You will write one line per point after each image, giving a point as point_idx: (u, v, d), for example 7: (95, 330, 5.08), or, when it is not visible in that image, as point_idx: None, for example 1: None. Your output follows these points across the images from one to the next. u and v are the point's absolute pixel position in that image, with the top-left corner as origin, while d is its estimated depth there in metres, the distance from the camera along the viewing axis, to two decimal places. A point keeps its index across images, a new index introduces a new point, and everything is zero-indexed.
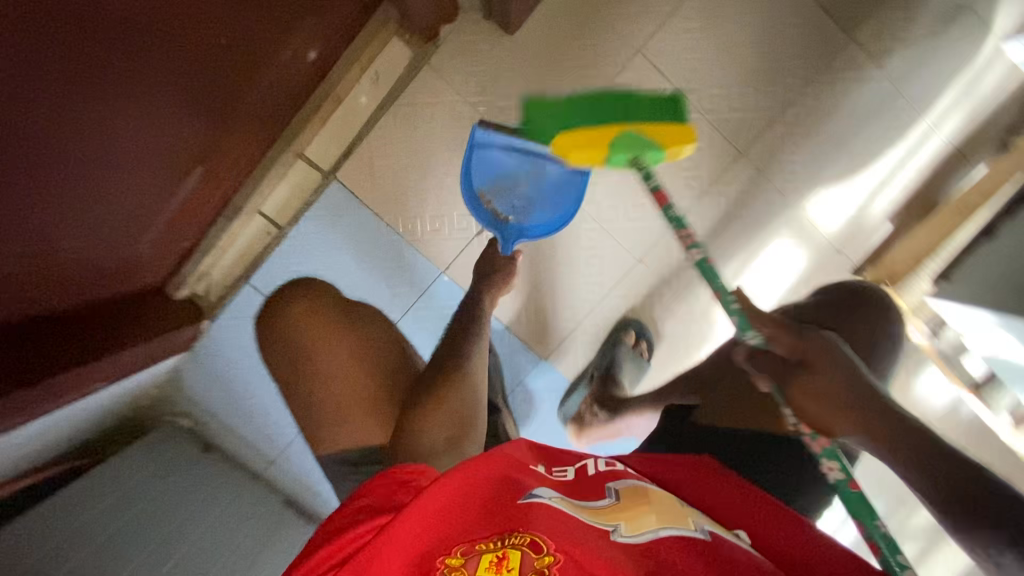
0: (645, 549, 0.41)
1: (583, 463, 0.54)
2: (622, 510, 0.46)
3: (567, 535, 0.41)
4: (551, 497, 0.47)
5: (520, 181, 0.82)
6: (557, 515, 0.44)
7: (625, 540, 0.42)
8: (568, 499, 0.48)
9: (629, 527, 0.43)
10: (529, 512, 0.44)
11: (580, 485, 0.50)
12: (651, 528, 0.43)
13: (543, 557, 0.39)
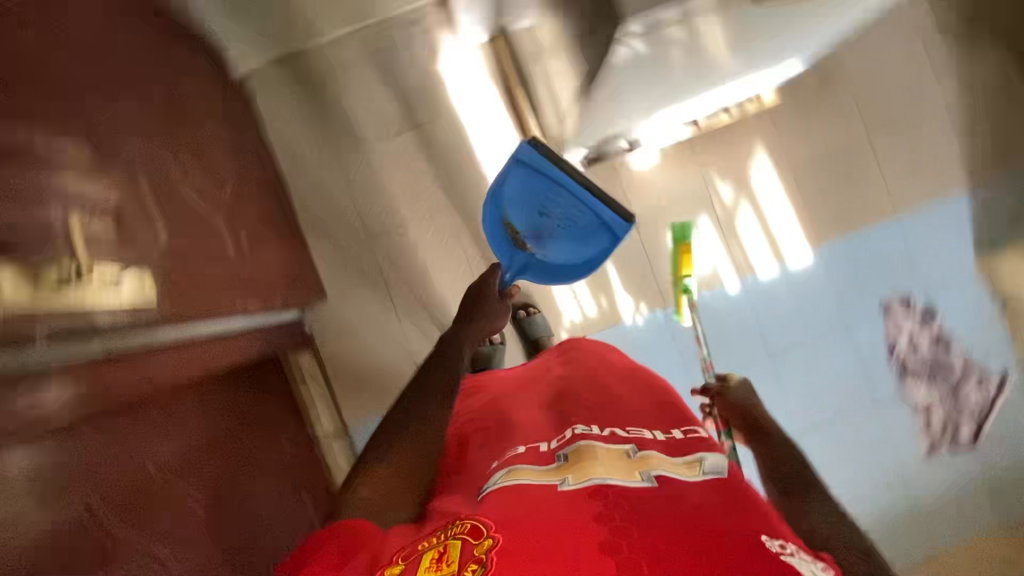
0: (584, 494, 0.67)
1: (537, 444, 0.84)
2: (571, 468, 0.75)
3: (515, 523, 0.63)
4: (500, 478, 0.77)
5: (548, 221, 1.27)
6: (511, 492, 0.71)
7: (569, 488, 0.70)
8: (523, 470, 0.77)
9: (573, 477, 0.72)
10: (485, 510, 0.68)
11: (537, 458, 0.80)
12: (594, 477, 0.71)
13: (485, 540, 0.61)
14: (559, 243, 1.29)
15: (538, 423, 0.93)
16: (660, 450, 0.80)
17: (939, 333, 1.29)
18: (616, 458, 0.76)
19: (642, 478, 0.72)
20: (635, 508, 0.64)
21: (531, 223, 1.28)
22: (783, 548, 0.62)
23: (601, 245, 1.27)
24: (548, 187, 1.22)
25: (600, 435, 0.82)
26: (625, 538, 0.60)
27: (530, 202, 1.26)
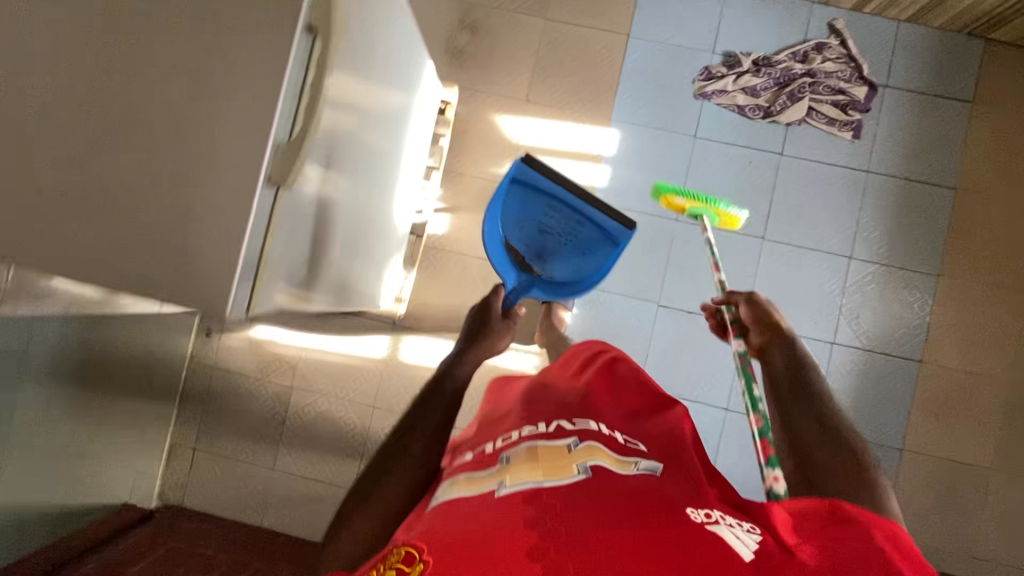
0: (517, 501, 0.52)
1: (485, 447, 0.66)
2: (511, 468, 0.58)
3: (453, 542, 0.48)
4: (444, 493, 0.60)
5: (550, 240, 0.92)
6: (454, 507, 0.55)
7: (506, 491, 0.54)
8: (465, 478, 0.61)
9: (506, 479, 0.56)
10: (420, 530, 0.53)
11: (481, 461, 0.63)
12: (529, 480, 0.56)
13: (417, 566, 0.47)
14: (568, 262, 0.94)
15: (506, 420, 0.72)
16: (605, 444, 0.62)
17: (755, 65, 1.48)
18: (552, 454, 0.59)
19: (577, 473, 0.57)
20: (571, 510, 0.51)
21: (528, 241, 0.92)
22: (710, 516, 0.52)
23: (602, 262, 0.92)
24: (533, 197, 0.89)
25: (545, 430, 0.65)
26: (553, 541, 0.47)
27: (526, 214, 0.90)
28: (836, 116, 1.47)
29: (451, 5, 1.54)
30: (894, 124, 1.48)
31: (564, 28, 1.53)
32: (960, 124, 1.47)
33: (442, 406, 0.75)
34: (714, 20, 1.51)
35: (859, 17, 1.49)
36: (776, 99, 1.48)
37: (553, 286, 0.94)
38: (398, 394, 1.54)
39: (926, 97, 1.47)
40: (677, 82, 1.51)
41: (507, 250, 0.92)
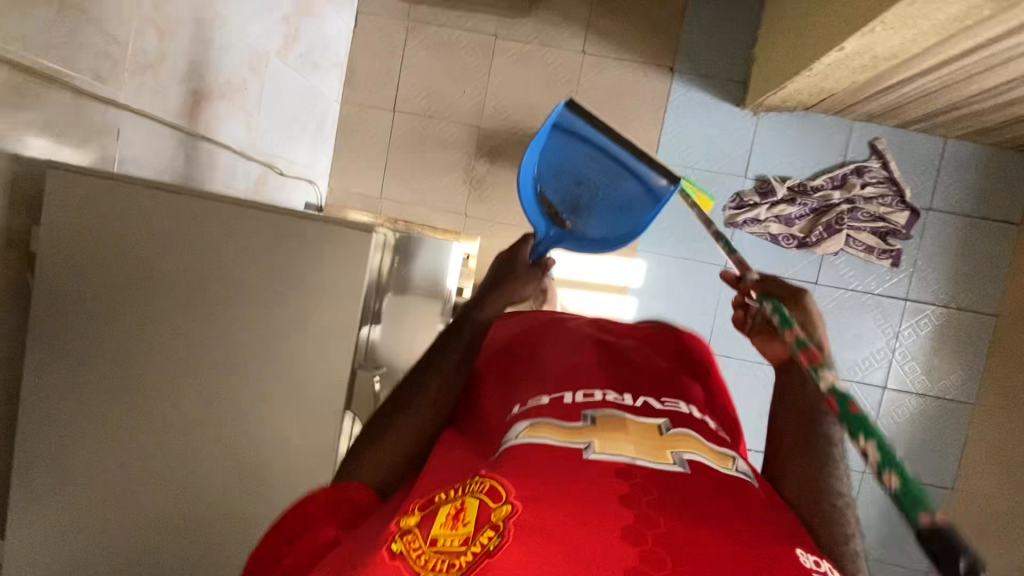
0: (613, 470, 0.44)
1: (563, 394, 0.52)
2: (600, 428, 0.48)
3: (550, 494, 0.42)
4: (518, 432, 0.48)
5: (588, 185, 0.77)
6: (539, 454, 0.45)
7: (596, 456, 0.44)
8: (545, 420, 0.49)
9: (597, 443, 0.46)
10: (505, 459, 0.45)
11: (557, 410, 0.50)
12: (625, 454, 0.45)
13: (503, 503, 0.41)
14: (603, 211, 0.78)
15: (569, 348, 0.59)
16: (699, 430, 0.50)
17: (789, 192, 1.41)
18: (647, 430, 0.48)
19: (674, 462, 0.45)
20: (682, 492, 0.43)
21: (561, 192, 0.76)
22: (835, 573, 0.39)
23: (648, 214, 0.79)
24: (573, 150, 0.79)
25: (638, 402, 0.51)
26: (657, 525, 0.40)
27: (561, 165, 0.78)
28: (874, 244, 1.41)
29: (469, 131, 1.47)
30: (934, 248, 1.42)
31: None
32: (1003, 245, 1.41)
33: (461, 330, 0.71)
34: (746, 142, 1.43)
35: (903, 134, 1.40)
36: (812, 228, 1.41)
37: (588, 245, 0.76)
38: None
39: (969, 219, 1.41)
40: (709, 209, 1.44)
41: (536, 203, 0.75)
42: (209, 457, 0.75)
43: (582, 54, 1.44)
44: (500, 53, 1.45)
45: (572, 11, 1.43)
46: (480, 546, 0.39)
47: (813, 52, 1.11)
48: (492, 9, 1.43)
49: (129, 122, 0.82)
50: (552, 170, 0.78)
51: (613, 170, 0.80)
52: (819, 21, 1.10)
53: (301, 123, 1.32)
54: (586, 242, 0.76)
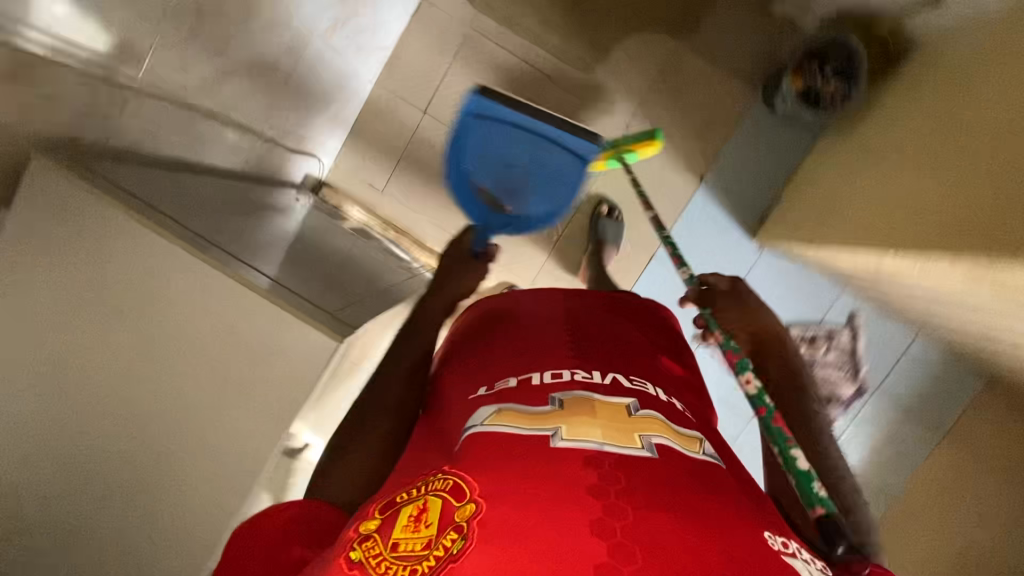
0: (577, 459, 0.53)
1: (530, 376, 0.66)
2: (552, 416, 0.58)
3: (506, 489, 0.50)
4: (486, 421, 0.60)
5: (517, 166, 1.08)
6: (498, 448, 0.55)
7: (563, 445, 0.54)
8: (512, 411, 0.60)
9: (563, 429, 0.56)
10: (468, 461, 0.55)
11: (529, 395, 0.63)
12: (590, 438, 0.55)
13: (467, 503, 0.49)
14: (535, 192, 1.10)
15: (541, 347, 0.72)
16: (665, 415, 0.62)
17: None
18: (615, 415, 0.59)
19: (641, 446, 0.55)
20: (636, 485, 0.51)
21: (501, 180, 1.09)
22: (788, 548, 0.51)
23: (573, 177, 1.09)
24: (502, 138, 1.06)
25: (600, 383, 0.65)
26: (619, 516, 0.47)
27: (489, 157, 1.07)
28: None
29: None
30: (866, 426, 1.50)
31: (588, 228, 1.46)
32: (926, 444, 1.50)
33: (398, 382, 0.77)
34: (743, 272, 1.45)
35: (881, 317, 1.45)
36: None
37: (530, 216, 1.13)
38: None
39: (906, 410, 1.49)
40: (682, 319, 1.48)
41: (480, 197, 1.11)
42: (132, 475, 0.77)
43: (622, 129, 1.41)
44: (545, 97, 1.39)
45: (629, 82, 1.39)
46: (445, 545, 0.47)
47: (839, 236, 1.13)
48: (554, 52, 1.38)
49: (70, 79, 0.77)
50: (484, 160, 1.08)
51: (539, 150, 1.07)
52: (857, 211, 1.10)
53: (288, 93, 1.22)
54: (527, 215, 1.13)
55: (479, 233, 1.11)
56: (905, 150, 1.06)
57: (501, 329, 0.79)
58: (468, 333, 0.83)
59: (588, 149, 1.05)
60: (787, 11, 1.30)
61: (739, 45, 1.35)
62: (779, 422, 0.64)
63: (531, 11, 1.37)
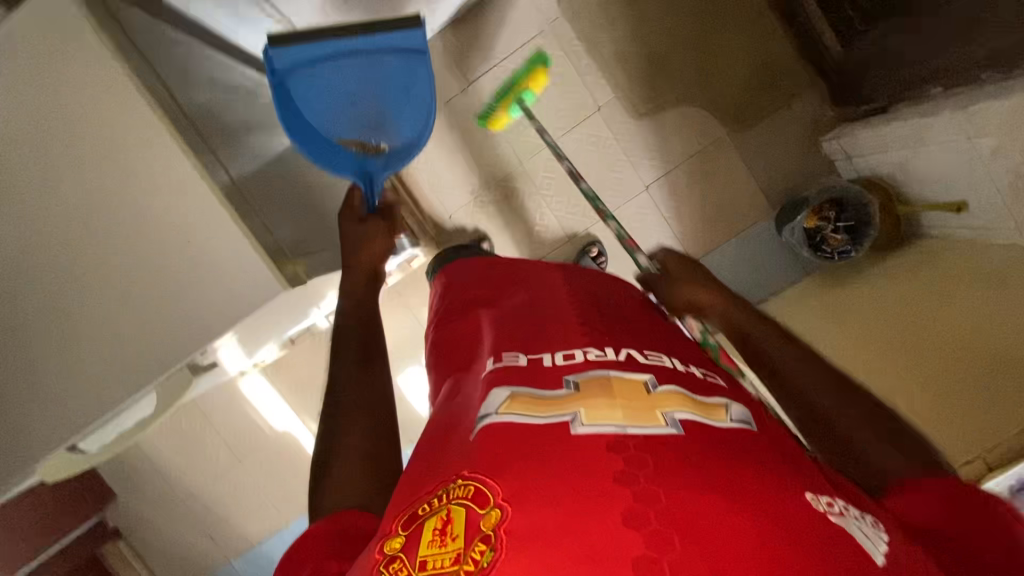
0: (600, 444, 0.51)
1: (543, 357, 0.66)
2: (569, 398, 0.57)
3: (532, 489, 0.48)
4: (500, 409, 0.57)
5: (365, 91, 1.01)
6: (512, 437, 0.53)
7: (584, 431, 0.53)
8: (524, 397, 0.59)
9: (583, 413, 0.55)
10: (480, 461, 0.52)
11: (544, 377, 0.62)
12: (612, 422, 0.54)
13: (491, 510, 0.48)
14: (403, 116, 1.04)
15: (555, 325, 0.72)
16: (685, 389, 0.62)
17: None
18: (634, 394, 0.58)
19: (666, 424, 0.55)
20: (665, 468, 0.49)
21: (356, 120, 1.02)
22: (834, 508, 0.50)
23: (426, 77, 1.03)
24: (325, 72, 0.99)
25: (614, 359, 0.65)
26: (656, 504, 0.46)
27: (326, 99, 1.00)
28: None
29: (514, 158, 1.45)
30: None
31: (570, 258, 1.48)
32: None
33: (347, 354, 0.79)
34: None
35: None
36: None
37: (406, 143, 1.05)
38: (231, 439, 1.60)
39: None
40: None
41: (347, 150, 1.01)
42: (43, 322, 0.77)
43: (643, 188, 1.41)
44: (588, 125, 1.40)
45: (669, 149, 1.40)
46: (475, 559, 0.45)
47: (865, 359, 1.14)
48: (617, 86, 1.38)
49: None
50: (323, 98, 0.99)
51: (367, 69, 1.00)
52: (862, 339, 1.17)
53: None
54: (401, 143, 1.05)
55: (367, 189, 1.01)
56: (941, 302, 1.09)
57: (514, 311, 0.77)
58: (474, 314, 0.81)
59: (418, 39, 1.01)
60: (835, 152, 1.33)
61: (781, 161, 1.38)
62: (723, 359, 0.77)
63: (612, 41, 1.36)
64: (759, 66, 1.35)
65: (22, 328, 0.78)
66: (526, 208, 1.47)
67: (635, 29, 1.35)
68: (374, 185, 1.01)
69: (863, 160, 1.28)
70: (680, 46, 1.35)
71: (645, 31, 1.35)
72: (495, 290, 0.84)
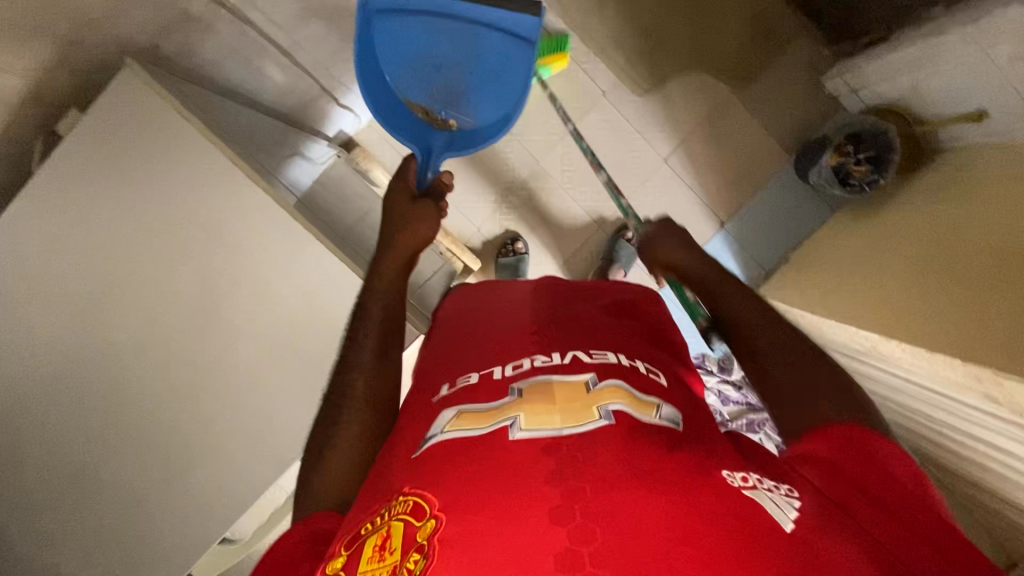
0: (534, 450, 0.47)
1: (491, 369, 0.59)
2: (519, 403, 0.53)
3: (471, 498, 0.45)
4: (447, 426, 0.53)
5: (455, 65, 0.93)
6: (455, 453, 0.49)
7: (522, 436, 0.49)
8: (472, 410, 0.54)
9: (522, 417, 0.50)
10: (433, 470, 0.48)
11: (488, 389, 0.56)
12: (550, 427, 0.49)
13: (427, 521, 0.44)
14: (486, 94, 0.95)
15: (506, 336, 0.64)
16: (629, 383, 0.55)
17: None
18: (572, 393, 0.53)
19: (598, 417, 0.50)
20: (596, 464, 0.45)
21: (432, 86, 0.94)
22: (749, 481, 0.46)
23: (522, 69, 0.93)
24: (420, 28, 0.90)
25: (561, 363, 0.57)
26: (578, 501, 0.42)
27: (410, 56, 0.92)
28: None
29: (524, 163, 1.44)
30: None
31: (599, 241, 1.47)
32: None
33: (371, 362, 0.66)
34: None
35: None
36: None
37: (478, 127, 0.96)
38: None
39: None
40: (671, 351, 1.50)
41: (414, 113, 0.94)
42: (156, 416, 0.76)
43: (661, 161, 1.43)
44: (596, 112, 1.41)
45: (678, 118, 1.41)
46: (410, 570, 0.42)
47: (906, 284, 1.05)
48: (614, 68, 1.39)
49: None
50: (408, 59, 0.92)
51: (462, 39, 0.91)
52: (907, 271, 1.07)
53: None
54: (471, 126, 0.97)
55: (425, 158, 0.91)
56: (1003, 220, 0.96)
57: (463, 322, 0.71)
58: (446, 332, 0.72)
59: (531, 28, 0.89)
60: (838, 89, 1.35)
61: (786, 108, 1.41)
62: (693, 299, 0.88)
63: (604, 25, 1.37)
64: (750, 22, 1.37)
65: (146, 436, 0.76)
66: (550, 206, 1.46)
67: (625, 9, 1.36)
68: (431, 160, 0.90)
69: (868, 92, 1.30)
70: (671, 17, 1.36)
71: (634, 9, 1.36)
72: (459, 314, 0.74)
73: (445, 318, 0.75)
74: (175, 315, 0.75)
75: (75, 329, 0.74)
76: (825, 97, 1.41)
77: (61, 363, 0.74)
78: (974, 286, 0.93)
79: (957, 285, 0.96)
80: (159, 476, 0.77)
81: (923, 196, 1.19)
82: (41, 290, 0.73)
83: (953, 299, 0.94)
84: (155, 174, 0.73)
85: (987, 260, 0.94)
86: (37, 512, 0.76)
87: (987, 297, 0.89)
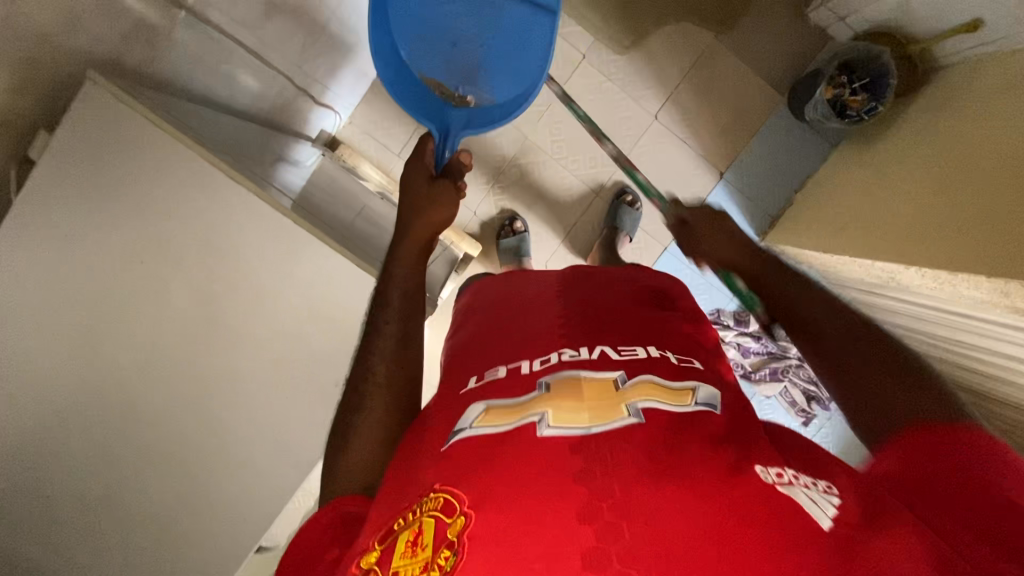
0: (561, 448, 0.45)
1: (520, 365, 0.57)
2: (550, 397, 0.51)
3: (500, 495, 0.43)
4: (476, 422, 0.51)
5: (475, 39, 0.92)
6: (482, 451, 0.47)
7: (551, 433, 0.46)
8: (500, 406, 0.52)
9: (550, 414, 0.48)
10: (464, 466, 0.46)
11: (513, 384, 0.54)
12: (581, 423, 0.47)
13: (457, 518, 0.42)
14: (506, 69, 0.93)
15: (531, 330, 0.62)
16: (660, 377, 0.53)
17: None
18: (600, 388, 0.51)
19: (627, 413, 0.48)
20: (631, 460, 0.43)
21: (450, 63, 0.92)
22: (783, 477, 0.43)
23: (541, 40, 0.91)
24: (438, 3, 0.90)
25: (589, 359, 0.55)
26: (606, 498, 0.41)
27: (428, 33, 0.91)
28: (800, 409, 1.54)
29: (515, 140, 1.41)
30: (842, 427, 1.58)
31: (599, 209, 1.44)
32: None
33: (390, 353, 0.64)
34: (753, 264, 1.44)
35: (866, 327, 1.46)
36: None
37: (495, 103, 0.93)
38: None
39: None
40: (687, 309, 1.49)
41: (430, 92, 0.92)
42: (177, 432, 0.76)
43: (652, 119, 1.40)
44: (580, 75, 1.38)
45: (664, 72, 1.38)
46: (441, 566, 0.40)
47: (921, 212, 1.01)
48: (593, 28, 1.35)
49: None
50: (425, 35, 0.91)
51: (481, 12, 0.91)
52: (924, 199, 1.02)
53: None
54: (489, 103, 0.93)
55: (444, 137, 0.88)
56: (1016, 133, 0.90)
57: (483, 314, 0.69)
58: (468, 325, 0.69)
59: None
60: (825, 18, 1.31)
61: (773, 45, 1.37)
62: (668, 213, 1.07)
63: None
64: None
65: (168, 455, 0.76)
66: (545, 179, 1.43)
67: None
68: (449, 138, 0.88)
69: (857, 16, 1.26)
70: None
71: None
72: (479, 304, 0.72)
73: (468, 311, 0.73)
74: (182, 329, 0.75)
75: (84, 355, 0.73)
76: (812, 29, 1.36)
77: (75, 391, 0.73)
78: (987, 203, 0.88)
79: (967, 209, 0.92)
80: (189, 493, 0.77)
81: (935, 114, 1.12)
82: (40, 321, 0.72)
83: (967, 222, 0.90)
84: (140, 188, 0.72)
85: (995, 177, 0.90)
86: (74, 541, 0.76)
87: (997, 216, 0.86)
